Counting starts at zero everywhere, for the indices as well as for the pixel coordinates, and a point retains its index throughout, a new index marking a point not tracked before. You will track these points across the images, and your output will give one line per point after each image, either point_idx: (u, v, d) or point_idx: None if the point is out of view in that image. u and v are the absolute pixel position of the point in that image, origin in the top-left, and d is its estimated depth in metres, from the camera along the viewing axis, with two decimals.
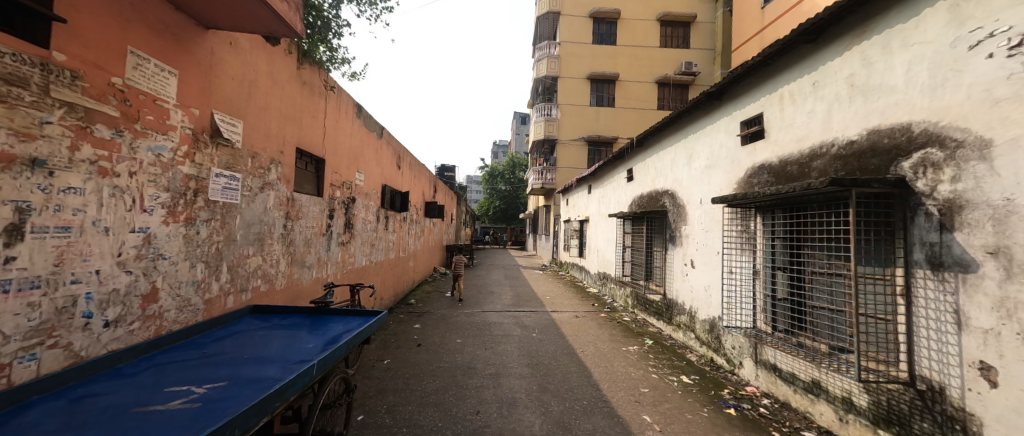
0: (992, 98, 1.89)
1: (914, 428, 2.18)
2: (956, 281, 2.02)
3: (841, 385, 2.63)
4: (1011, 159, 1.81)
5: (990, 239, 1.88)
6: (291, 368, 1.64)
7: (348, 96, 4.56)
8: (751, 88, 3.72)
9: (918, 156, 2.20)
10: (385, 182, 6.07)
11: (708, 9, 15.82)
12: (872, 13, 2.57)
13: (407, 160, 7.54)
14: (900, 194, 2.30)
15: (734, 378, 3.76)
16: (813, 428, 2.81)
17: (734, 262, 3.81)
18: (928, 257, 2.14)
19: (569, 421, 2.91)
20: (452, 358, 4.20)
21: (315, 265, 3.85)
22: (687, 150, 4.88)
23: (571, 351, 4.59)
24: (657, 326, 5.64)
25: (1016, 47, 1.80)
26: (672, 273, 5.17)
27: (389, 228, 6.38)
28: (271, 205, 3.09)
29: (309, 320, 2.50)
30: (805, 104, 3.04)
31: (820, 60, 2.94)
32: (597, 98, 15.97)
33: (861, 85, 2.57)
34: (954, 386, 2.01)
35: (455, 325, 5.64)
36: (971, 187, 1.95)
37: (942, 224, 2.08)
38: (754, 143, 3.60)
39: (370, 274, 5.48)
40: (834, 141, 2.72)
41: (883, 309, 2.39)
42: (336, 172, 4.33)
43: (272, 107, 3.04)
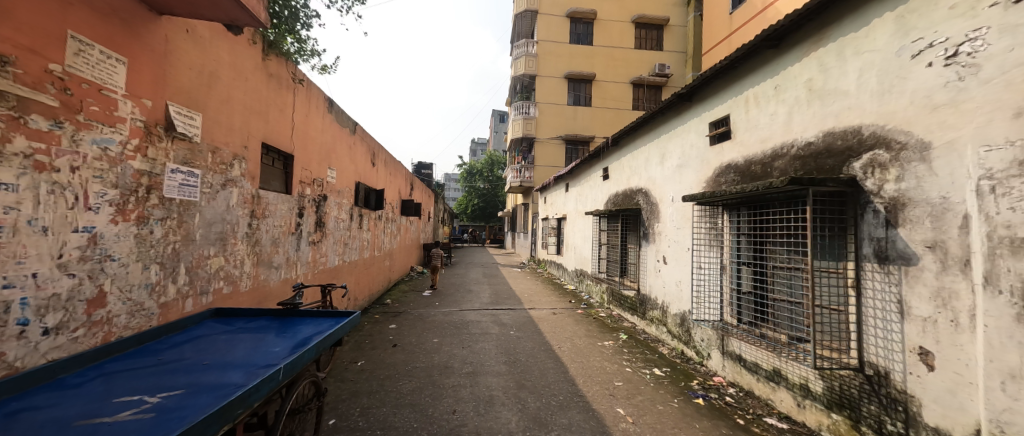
0: (931, 104, 2.04)
1: (863, 411, 2.34)
2: (900, 273, 2.17)
3: (799, 373, 2.79)
4: (947, 160, 1.96)
5: (928, 234, 2.03)
6: (256, 373, 1.57)
7: (319, 89, 4.39)
8: (719, 90, 3.85)
9: (867, 156, 2.35)
10: (358, 179, 5.90)
11: (680, 12, 16.27)
12: (829, 21, 2.72)
13: (382, 157, 7.38)
14: (851, 192, 2.45)
15: (703, 369, 3.91)
16: (774, 414, 2.97)
17: (703, 257, 3.96)
18: (875, 251, 2.30)
19: (545, 416, 2.94)
20: (429, 358, 4.15)
21: (283, 265, 3.70)
22: (660, 150, 5.02)
23: (549, 348, 4.63)
24: (631, 320, 5.79)
25: (952, 57, 1.96)
26: (645, 269, 5.31)
27: (363, 226, 6.22)
28: (234, 203, 2.94)
29: (277, 322, 2.40)
30: (767, 107, 3.19)
31: (781, 65, 3.09)
32: (574, 97, 16.14)
33: (818, 90, 2.72)
34: (897, 371, 2.16)
35: (432, 324, 5.57)
36: (913, 186, 2.11)
37: (888, 220, 2.24)
38: (722, 143, 3.75)
39: (344, 274, 5.33)
40: (794, 143, 2.88)
41: (836, 300, 2.54)
42: (306, 169, 4.18)
43: (235, 100, 2.89)
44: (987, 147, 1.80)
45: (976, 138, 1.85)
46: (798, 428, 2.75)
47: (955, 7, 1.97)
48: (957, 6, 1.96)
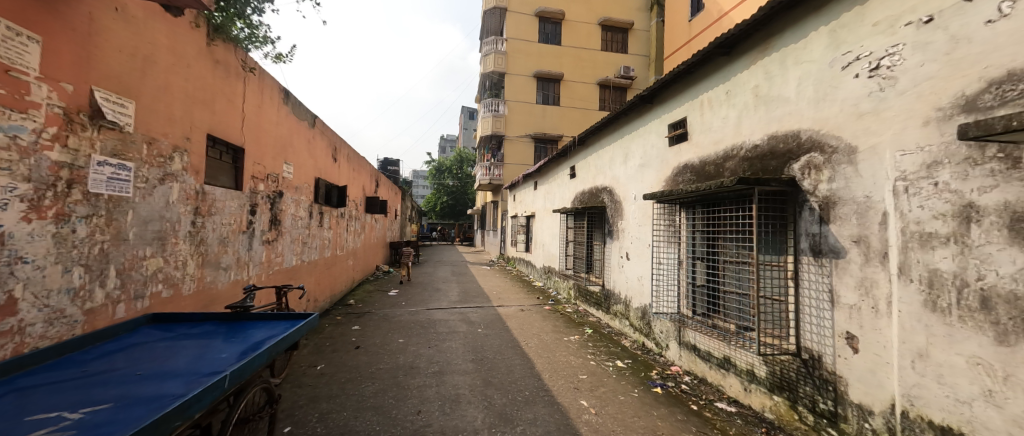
0: (857, 112, 2.25)
1: (800, 392, 2.55)
2: (831, 265, 2.38)
3: (746, 359, 3.00)
4: (870, 163, 2.17)
5: (854, 229, 2.24)
6: (199, 382, 1.47)
7: (273, 79, 4.14)
8: (677, 94, 4.04)
9: (805, 159, 2.56)
10: (318, 175, 5.63)
11: (643, 17, 16.83)
12: (772, 32, 2.93)
13: (345, 152, 7.10)
14: (792, 191, 2.66)
15: (662, 359, 4.11)
16: (724, 398, 3.18)
17: (662, 253, 4.15)
18: (811, 245, 2.51)
19: (511, 412, 2.97)
20: (393, 359, 4.04)
21: (232, 266, 3.46)
22: (623, 150, 5.19)
23: (516, 345, 4.66)
24: (596, 315, 5.96)
25: (875, 69, 2.17)
26: (610, 265, 5.49)
27: (324, 224, 5.95)
28: (175, 199, 2.71)
29: (225, 327, 2.25)
30: (720, 111, 3.39)
31: (732, 71, 3.29)
32: (543, 96, 16.29)
33: (764, 96, 2.92)
34: (828, 354, 2.37)
35: (397, 324, 5.44)
36: (842, 186, 2.31)
37: (822, 217, 2.44)
38: (679, 144, 3.94)
39: (302, 275, 5.08)
40: (743, 145, 3.08)
41: (778, 291, 2.75)
42: (259, 163, 3.93)
43: (175, 87, 2.66)
44: (902, 152, 2.01)
45: (893, 144, 2.05)
46: (745, 411, 2.96)
47: (877, 25, 2.19)
48: (878, 24, 2.18)
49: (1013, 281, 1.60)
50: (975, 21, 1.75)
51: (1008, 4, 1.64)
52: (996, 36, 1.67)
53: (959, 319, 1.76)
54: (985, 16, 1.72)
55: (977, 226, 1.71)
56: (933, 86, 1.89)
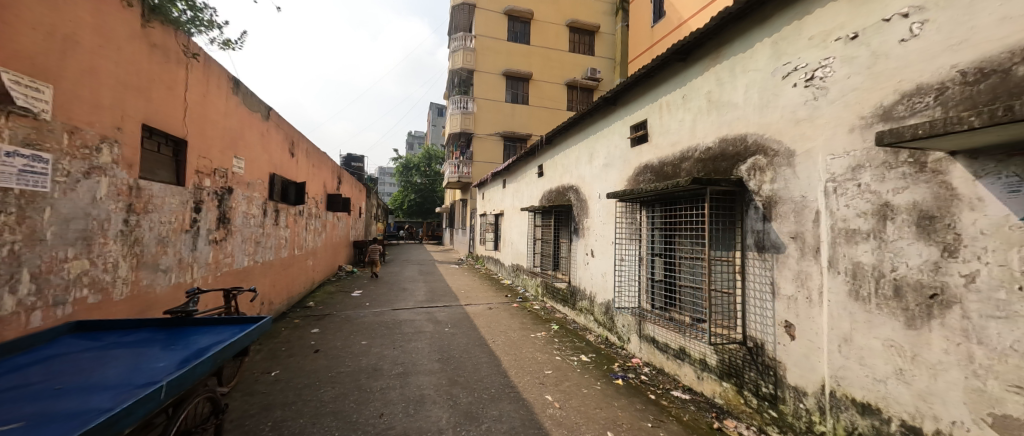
0: (795, 118, 2.44)
1: (745, 377, 2.74)
2: (773, 259, 2.58)
3: (699, 349, 3.19)
4: (805, 166, 2.37)
5: (792, 226, 2.44)
6: (130, 394, 1.35)
7: (220, 67, 3.86)
8: (639, 97, 4.19)
9: (751, 161, 2.75)
10: (273, 171, 5.31)
11: (609, 21, 17.27)
12: (722, 41, 3.11)
13: (304, 147, 6.75)
14: (740, 191, 2.84)
15: (624, 352, 4.28)
16: (679, 387, 3.36)
17: (624, 250, 4.31)
18: (756, 241, 2.71)
19: (476, 410, 2.96)
20: (355, 362, 3.91)
21: (173, 268, 3.19)
22: (589, 150, 5.32)
23: (483, 343, 4.65)
24: (562, 311, 6.08)
25: (810, 80, 2.37)
26: (575, 262, 5.61)
27: (280, 223, 5.63)
28: (104, 195, 2.47)
29: (163, 334, 2.08)
30: (677, 114, 3.56)
31: (687, 77, 3.46)
32: (511, 95, 16.31)
33: (716, 101, 3.10)
34: (770, 342, 2.57)
35: (360, 326, 5.26)
36: (782, 187, 2.51)
37: (765, 215, 2.63)
38: (641, 145, 4.09)
39: (255, 276, 4.78)
40: (697, 147, 3.26)
41: (727, 284, 2.94)
42: (205, 157, 3.65)
43: (103, 71, 2.42)
44: (832, 156, 2.21)
45: (825, 149, 2.25)
46: (698, 398, 3.15)
47: (813, 38, 2.39)
48: (814, 38, 2.37)
49: (920, 271, 1.81)
50: (891, 39, 1.95)
51: (918, 25, 1.85)
52: (909, 53, 1.88)
53: (877, 306, 1.97)
54: (900, 35, 1.92)
55: (892, 223, 1.92)
56: (858, 96, 2.08)
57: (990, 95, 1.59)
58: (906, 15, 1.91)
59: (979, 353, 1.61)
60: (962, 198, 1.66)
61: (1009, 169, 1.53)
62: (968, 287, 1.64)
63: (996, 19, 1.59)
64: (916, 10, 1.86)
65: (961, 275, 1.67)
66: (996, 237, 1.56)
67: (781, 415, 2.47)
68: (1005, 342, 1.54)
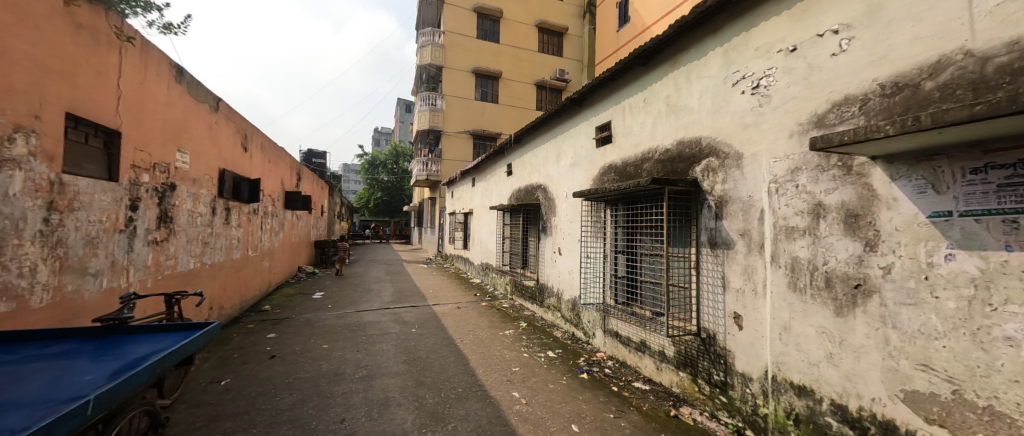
0: (743, 123, 2.62)
1: (699, 366, 2.91)
2: (723, 255, 2.75)
3: (658, 341, 3.34)
4: (751, 168, 2.54)
5: (740, 224, 2.61)
6: (51, 411, 1.22)
7: (160, 52, 3.55)
8: (604, 99, 4.31)
9: (704, 163, 2.92)
10: (223, 166, 4.96)
11: (577, 24, 17.59)
12: (679, 49, 3.26)
13: (258, 141, 6.35)
14: (695, 191, 3.00)
15: (589, 347, 4.41)
16: (640, 378, 3.51)
17: (589, 247, 4.43)
18: (709, 238, 2.87)
19: (442, 410, 2.94)
20: (315, 367, 3.75)
21: (105, 271, 2.91)
22: (556, 149, 5.40)
23: (451, 343, 4.61)
24: (531, 309, 6.15)
25: (756, 88, 2.54)
26: (543, 259, 5.69)
27: (232, 222, 5.28)
28: (19, 191, 2.21)
29: (93, 345, 1.90)
30: (639, 117, 3.70)
31: (648, 81, 3.60)
32: (480, 93, 16.22)
33: (674, 105, 3.26)
34: (720, 332, 2.74)
35: (321, 329, 5.04)
36: (732, 187, 2.68)
37: (718, 214, 2.80)
38: (605, 146, 4.21)
39: (203, 279, 4.46)
40: (657, 148, 3.41)
41: (683, 278, 3.10)
42: (143, 150, 3.35)
43: (17, 52, 2.16)
44: (774, 159, 2.39)
45: (768, 152, 2.43)
46: (657, 388, 3.30)
47: (758, 49, 2.56)
48: (759, 48, 2.55)
49: (846, 264, 2.00)
50: (824, 53, 2.14)
51: (846, 41, 2.04)
52: (839, 66, 2.06)
53: (811, 297, 2.16)
54: (832, 50, 2.11)
55: (824, 221, 2.10)
56: (796, 104, 2.26)
57: (903, 106, 1.78)
58: (836, 31, 2.10)
59: (894, 337, 1.80)
60: (881, 198, 1.85)
61: (917, 173, 1.73)
62: (885, 277, 1.84)
63: (909, 38, 1.78)
64: (845, 28, 2.05)
65: (880, 267, 1.86)
66: (908, 232, 1.75)
67: (731, 400, 2.64)
68: (914, 326, 1.73)
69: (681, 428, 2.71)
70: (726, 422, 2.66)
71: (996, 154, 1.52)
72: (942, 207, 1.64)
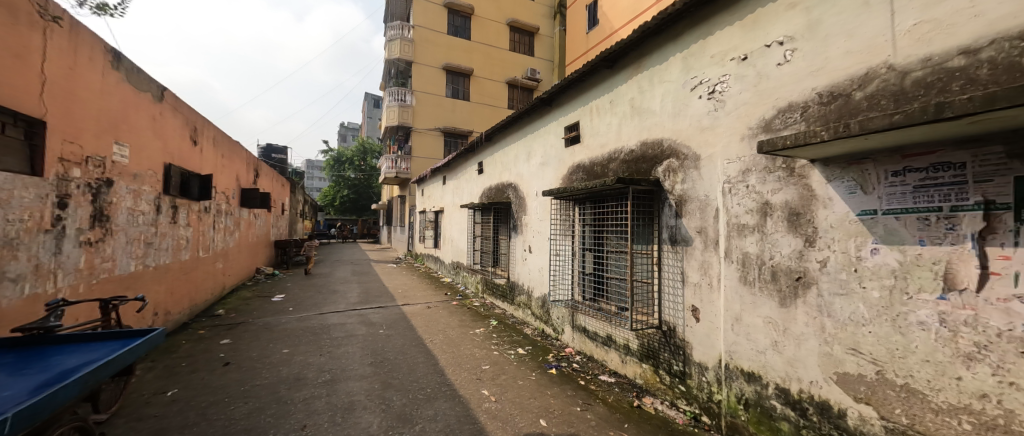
0: (700, 126, 2.76)
1: (661, 358, 3.04)
2: (682, 251, 2.89)
3: (623, 335, 3.46)
4: (708, 169, 2.68)
5: (698, 222, 2.75)
6: None
7: (92, 35, 3.24)
8: (572, 99, 4.39)
9: (666, 164, 3.05)
10: (170, 160, 4.60)
11: (548, 24, 17.76)
12: (643, 53, 3.38)
13: (210, 134, 5.94)
14: (657, 190, 3.13)
15: (558, 342, 4.49)
16: (606, 371, 3.63)
17: (558, 245, 4.50)
18: (670, 236, 3.01)
19: (410, 412, 2.89)
20: (274, 373, 3.57)
21: (27, 276, 2.62)
22: (526, 148, 5.45)
23: (420, 343, 4.53)
24: (502, 307, 6.17)
25: (712, 93, 2.69)
26: (514, 258, 5.73)
27: (180, 221, 4.91)
28: None
29: (12, 358, 1.73)
30: (605, 118, 3.81)
31: (614, 84, 3.71)
32: (451, 90, 16.03)
33: (638, 108, 3.38)
34: (680, 324, 2.88)
35: (281, 333, 4.81)
36: (690, 187, 2.82)
37: (677, 212, 2.93)
38: (574, 145, 4.30)
39: (146, 283, 4.12)
40: (623, 149, 3.53)
41: (647, 274, 3.23)
42: (73, 142, 3.05)
43: None
44: (727, 161, 2.54)
45: (722, 154, 2.57)
46: (622, 380, 3.42)
47: (714, 56, 2.71)
48: (715, 56, 2.70)
49: (789, 258, 2.17)
50: (770, 62, 2.30)
51: (790, 52, 2.20)
52: (783, 75, 2.22)
53: (759, 289, 2.32)
54: (777, 59, 2.27)
55: (770, 219, 2.26)
56: (747, 110, 2.42)
57: (837, 114, 1.95)
58: (781, 43, 2.26)
59: (829, 324, 1.97)
60: (819, 198, 2.02)
61: (848, 175, 1.90)
62: (821, 270, 2.01)
63: (842, 52, 1.95)
64: (788, 40, 2.22)
65: (817, 261, 2.03)
66: (840, 229, 1.92)
67: (688, 388, 2.79)
68: (846, 314, 1.91)
69: (644, 418, 2.83)
70: (684, 409, 2.80)
71: (913, 158, 1.70)
72: (868, 206, 1.82)
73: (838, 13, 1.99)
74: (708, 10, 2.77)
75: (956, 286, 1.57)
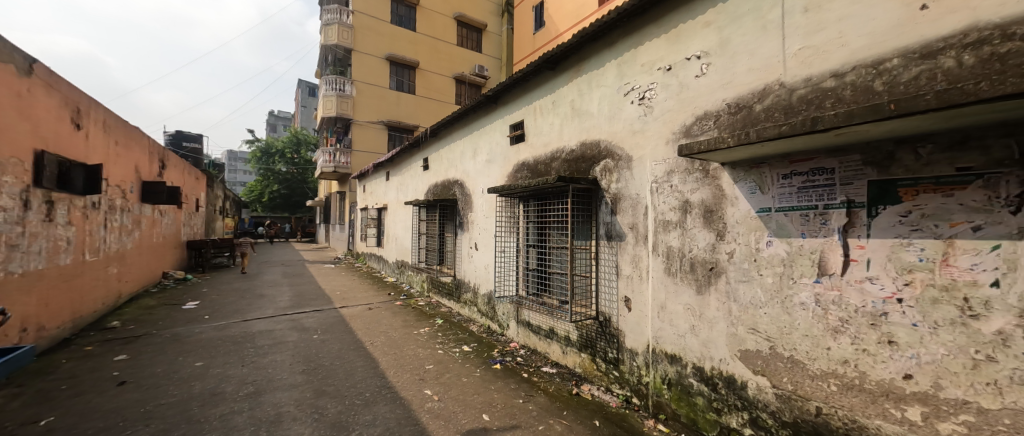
0: (632, 129, 2.96)
1: (597, 347, 3.23)
2: (617, 246, 3.09)
3: (564, 327, 3.62)
4: (638, 169, 2.89)
5: (630, 219, 2.96)
6: None
7: None
8: (516, 98, 4.46)
9: (602, 164, 3.23)
10: (43, 147, 3.87)
11: (495, 21, 17.78)
12: (582, 57, 3.52)
13: (99, 117, 5.08)
14: (595, 189, 3.30)
15: (503, 338, 4.56)
16: (548, 363, 3.76)
17: (503, 242, 4.56)
18: (606, 232, 3.19)
19: (346, 419, 2.75)
20: (184, 389, 3.18)
21: None
22: (472, 145, 5.42)
23: (360, 346, 4.32)
24: (447, 305, 6.10)
25: (641, 99, 2.90)
26: (460, 255, 5.69)
27: (58, 218, 4.15)
28: None
29: None
30: (548, 118, 3.93)
31: (556, 85, 3.83)
32: (396, 82, 15.36)
33: (578, 109, 3.53)
34: (614, 315, 3.08)
35: (194, 345, 4.29)
36: (623, 186, 3.02)
37: (613, 209, 3.13)
38: (518, 144, 4.37)
39: (11, 293, 3.43)
40: (564, 149, 3.67)
41: (585, 268, 3.40)
42: None
43: None
44: (655, 163, 2.76)
45: (651, 156, 2.79)
46: (562, 370, 3.57)
47: (644, 65, 2.92)
48: (644, 64, 2.91)
49: (704, 251, 2.42)
50: (690, 74, 2.54)
51: (705, 66, 2.45)
52: (700, 86, 2.47)
53: (680, 279, 2.56)
54: (695, 72, 2.51)
55: (690, 216, 2.50)
56: (671, 116, 2.64)
57: (742, 123, 2.21)
58: (699, 57, 2.50)
59: (734, 308, 2.24)
60: (727, 197, 2.28)
61: (750, 177, 2.17)
62: (730, 261, 2.27)
63: (746, 69, 2.22)
64: (704, 54, 2.46)
65: (727, 252, 2.29)
66: (744, 224, 2.19)
67: (621, 373, 2.99)
68: (747, 299, 2.18)
69: (581, 404, 2.98)
70: (617, 393, 3.01)
71: (798, 163, 1.99)
72: (765, 204, 2.10)
73: (744, 34, 2.25)
74: (639, 21, 2.97)
75: (827, 271, 1.88)
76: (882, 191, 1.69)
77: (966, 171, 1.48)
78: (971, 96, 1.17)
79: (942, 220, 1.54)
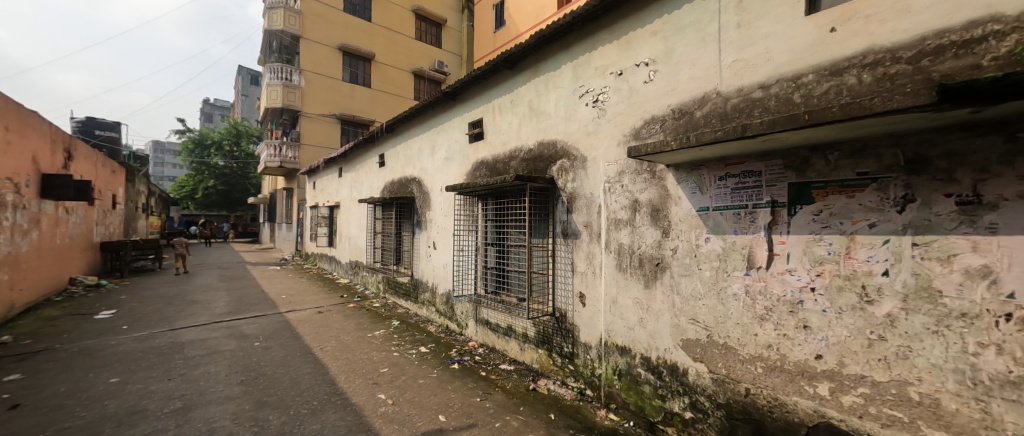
0: (586, 131, 3.07)
1: (554, 342, 3.31)
2: (572, 244, 3.18)
3: (521, 324, 3.66)
4: (592, 169, 3.00)
5: (585, 217, 3.06)
6: None
7: None
8: (475, 95, 4.43)
9: (559, 164, 3.30)
10: None
11: (455, 17, 17.57)
12: (540, 57, 3.57)
13: None
14: (552, 188, 3.37)
15: (461, 337, 4.52)
16: (506, 360, 3.79)
17: (462, 241, 4.52)
18: (562, 230, 3.27)
19: (291, 429, 2.60)
20: (96, 409, 2.82)
21: None
22: (430, 142, 5.31)
23: (308, 352, 4.08)
24: (405, 306, 5.94)
25: (595, 101, 3.00)
26: (417, 254, 5.56)
27: None
28: None
29: None
30: (506, 117, 3.96)
31: (515, 84, 3.86)
32: (349, 74, 14.66)
33: (536, 109, 3.58)
34: (569, 310, 3.17)
35: (110, 359, 3.81)
36: (578, 185, 3.11)
37: (568, 208, 3.21)
38: (477, 141, 4.36)
39: None
40: (522, 148, 3.71)
41: (542, 266, 3.47)
42: None
43: None
44: (607, 163, 2.87)
45: (603, 157, 2.90)
46: (520, 366, 3.62)
47: (597, 69, 3.03)
48: (598, 68, 3.02)
49: (651, 247, 2.57)
50: (639, 79, 2.68)
51: (652, 72, 2.60)
52: (648, 92, 2.61)
53: (630, 274, 2.70)
54: (643, 77, 2.66)
55: (638, 214, 2.64)
56: (621, 119, 2.77)
57: (684, 128, 2.37)
58: (647, 63, 2.64)
59: (677, 300, 2.40)
60: (672, 197, 2.43)
61: (691, 178, 2.34)
62: (673, 257, 2.42)
63: (688, 77, 2.38)
64: (651, 61, 2.61)
65: (671, 249, 2.44)
66: (686, 222, 2.35)
67: (576, 367, 3.09)
68: (688, 291, 2.35)
69: (538, 399, 3.05)
70: (572, 386, 3.10)
71: (732, 166, 2.17)
72: (704, 203, 2.27)
73: (685, 44, 2.41)
74: (593, 26, 3.08)
75: (755, 264, 2.07)
76: (799, 192, 1.90)
77: (864, 175, 1.70)
78: (867, 111, 1.35)
79: (846, 218, 1.75)
